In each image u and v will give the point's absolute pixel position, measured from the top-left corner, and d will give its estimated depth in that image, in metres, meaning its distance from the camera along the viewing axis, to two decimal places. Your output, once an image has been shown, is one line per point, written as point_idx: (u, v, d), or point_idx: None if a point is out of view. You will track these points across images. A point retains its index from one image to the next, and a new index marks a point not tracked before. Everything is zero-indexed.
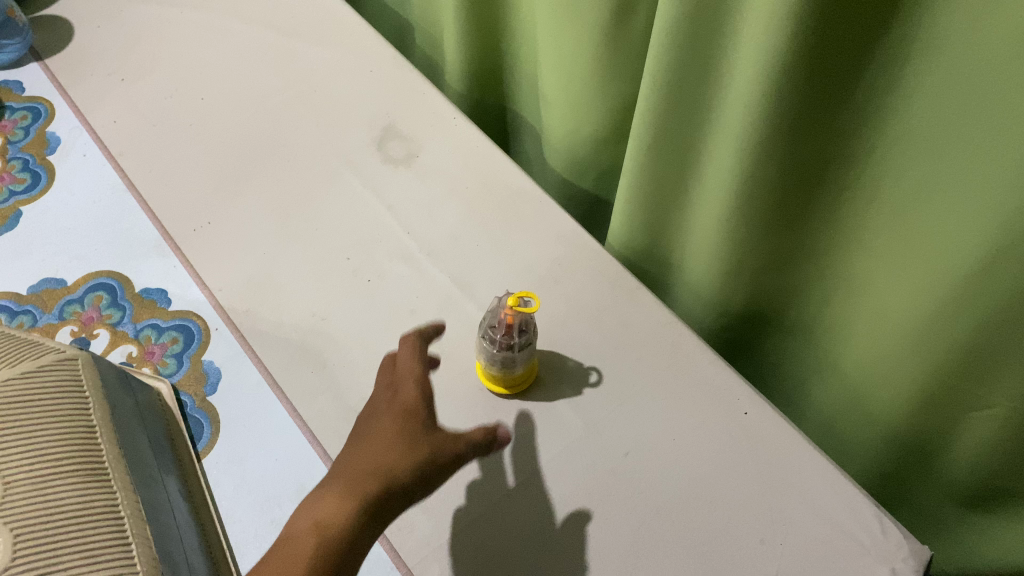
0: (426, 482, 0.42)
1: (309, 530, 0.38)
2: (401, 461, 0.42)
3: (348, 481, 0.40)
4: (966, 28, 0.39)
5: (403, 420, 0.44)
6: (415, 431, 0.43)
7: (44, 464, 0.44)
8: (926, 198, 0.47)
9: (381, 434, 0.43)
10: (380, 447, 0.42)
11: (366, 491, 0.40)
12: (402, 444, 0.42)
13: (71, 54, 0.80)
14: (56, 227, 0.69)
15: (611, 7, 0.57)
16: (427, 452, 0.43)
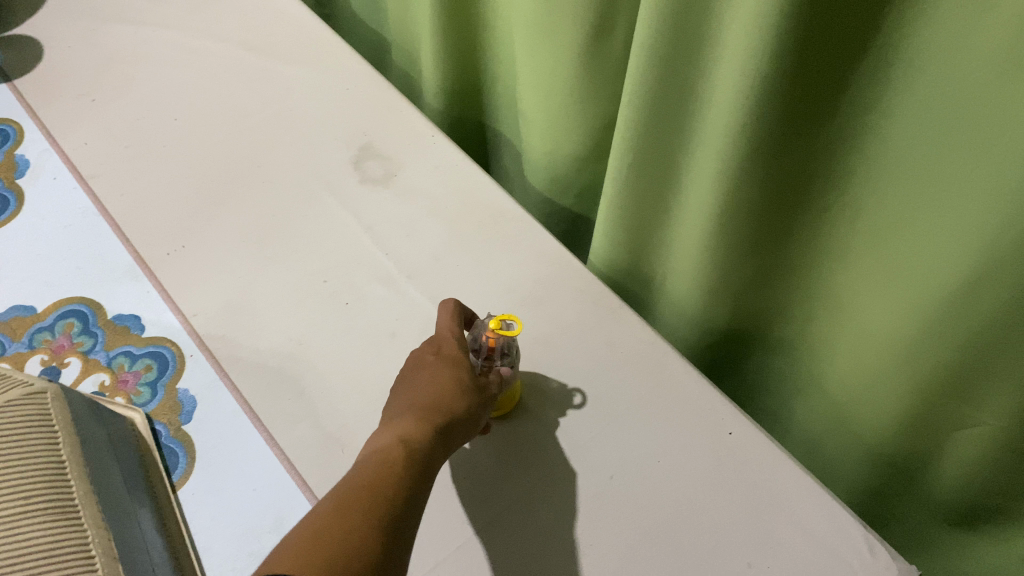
0: (476, 413, 0.48)
1: (398, 441, 0.43)
2: (460, 394, 0.47)
3: (420, 416, 0.45)
4: (948, 46, 0.39)
5: (456, 364, 0.49)
6: (467, 371, 0.49)
7: (9, 506, 0.42)
8: (909, 216, 0.46)
9: (439, 378, 0.48)
10: (442, 385, 0.47)
11: (436, 419, 0.45)
12: (459, 382, 0.48)
13: (40, 75, 0.79)
14: (26, 253, 0.68)
15: (590, 24, 0.56)
16: (478, 387, 0.49)
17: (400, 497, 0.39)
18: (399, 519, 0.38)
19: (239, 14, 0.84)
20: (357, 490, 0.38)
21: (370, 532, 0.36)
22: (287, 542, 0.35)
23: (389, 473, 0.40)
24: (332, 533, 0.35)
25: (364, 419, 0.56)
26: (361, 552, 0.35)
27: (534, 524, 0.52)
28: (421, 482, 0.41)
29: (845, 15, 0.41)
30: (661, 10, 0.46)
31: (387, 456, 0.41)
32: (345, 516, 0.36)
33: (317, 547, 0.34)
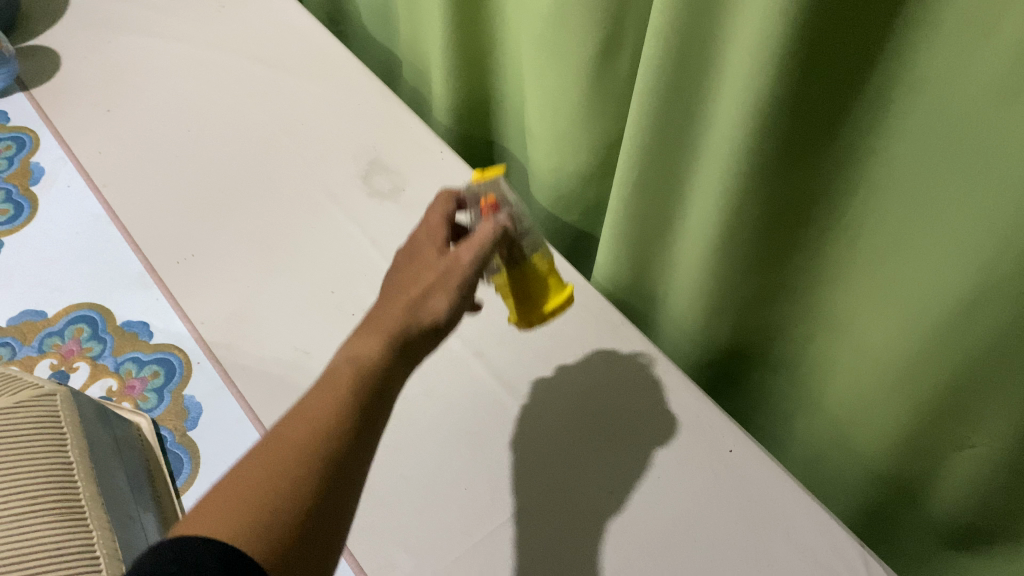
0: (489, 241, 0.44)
1: (368, 357, 0.37)
2: (427, 319, 0.40)
3: (386, 338, 0.38)
4: (947, 69, 0.39)
5: (438, 284, 0.42)
6: (483, 236, 0.44)
7: (15, 506, 0.42)
8: (909, 237, 0.47)
9: (412, 294, 0.41)
10: (412, 305, 0.40)
11: (404, 328, 0.39)
12: (437, 299, 0.41)
13: (57, 85, 0.80)
14: (37, 258, 0.69)
15: (598, 43, 0.58)
16: (483, 244, 0.44)
17: (374, 402, 0.36)
18: (345, 479, 0.33)
19: (252, 29, 0.86)
20: (340, 363, 0.37)
21: (302, 500, 0.32)
22: (248, 454, 0.33)
23: (362, 371, 0.36)
24: (275, 470, 0.32)
25: None
26: (316, 445, 0.33)
27: (533, 535, 0.53)
28: (391, 404, 0.37)
29: (847, 38, 0.43)
30: (668, 29, 0.47)
31: (365, 345, 0.38)
32: (314, 422, 0.34)
33: (285, 436, 0.33)
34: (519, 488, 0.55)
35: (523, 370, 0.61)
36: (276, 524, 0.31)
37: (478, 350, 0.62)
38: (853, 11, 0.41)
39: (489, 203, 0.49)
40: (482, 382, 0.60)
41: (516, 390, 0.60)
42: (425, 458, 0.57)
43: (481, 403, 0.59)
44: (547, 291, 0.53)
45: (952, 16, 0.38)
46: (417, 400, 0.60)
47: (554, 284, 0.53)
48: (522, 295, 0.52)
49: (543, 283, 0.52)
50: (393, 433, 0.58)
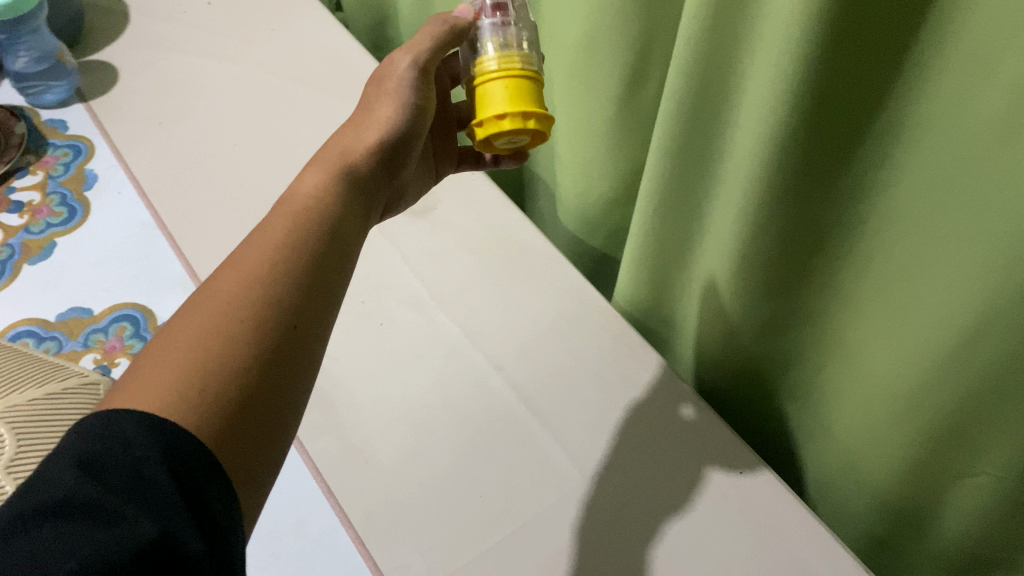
0: (409, 95, 0.51)
1: (306, 205, 0.43)
2: (368, 149, 0.48)
3: (329, 180, 0.45)
4: (951, 111, 0.42)
5: (378, 119, 0.50)
6: (400, 83, 0.51)
7: None
8: (914, 268, 0.49)
9: (357, 135, 0.49)
10: (357, 144, 0.48)
11: (347, 167, 0.47)
12: (372, 134, 0.49)
13: (113, 99, 0.85)
14: (87, 258, 0.72)
15: (625, 74, 0.60)
16: (405, 86, 0.51)
17: (305, 265, 0.41)
18: (283, 334, 0.38)
19: (298, 50, 0.90)
20: (271, 234, 0.41)
21: (242, 352, 0.36)
22: (175, 320, 0.38)
23: (296, 238, 0.41)
24: (203, 338, 0.36)
25: (387, 435, 0.60)
26: (242, 314, 0.37)
27: (543, 544, 0.55)
28: (335, 259, 0.42)
29: (857, 78, 0.45)
30: (690, 64, 0.49)
31: (311, 200, 0.44)
32: (242, 287, 0.38)
33: (215, 300, 0.38)
34: (532, 498, 0.57)
35: (540, 384, 0.63)
36: (222, 379, 0.35)
37: (498, 363, 0.64)
38: (863, 51, 0.44)
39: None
40: (500, 394, 0.63)
41: (533, 403, 0.62)
42: (441, 466, 0.58)
43: (499, 414, 0.61)
44: (520, 93, 0.46)
45: (957, 57, 0.40)
46: (439, 409, 0.62)
47: (523, 91, 0.47)
48: (491, 86, 0.47)
49: (508, 96, 0.46)
50: (410, 437, 0.60)
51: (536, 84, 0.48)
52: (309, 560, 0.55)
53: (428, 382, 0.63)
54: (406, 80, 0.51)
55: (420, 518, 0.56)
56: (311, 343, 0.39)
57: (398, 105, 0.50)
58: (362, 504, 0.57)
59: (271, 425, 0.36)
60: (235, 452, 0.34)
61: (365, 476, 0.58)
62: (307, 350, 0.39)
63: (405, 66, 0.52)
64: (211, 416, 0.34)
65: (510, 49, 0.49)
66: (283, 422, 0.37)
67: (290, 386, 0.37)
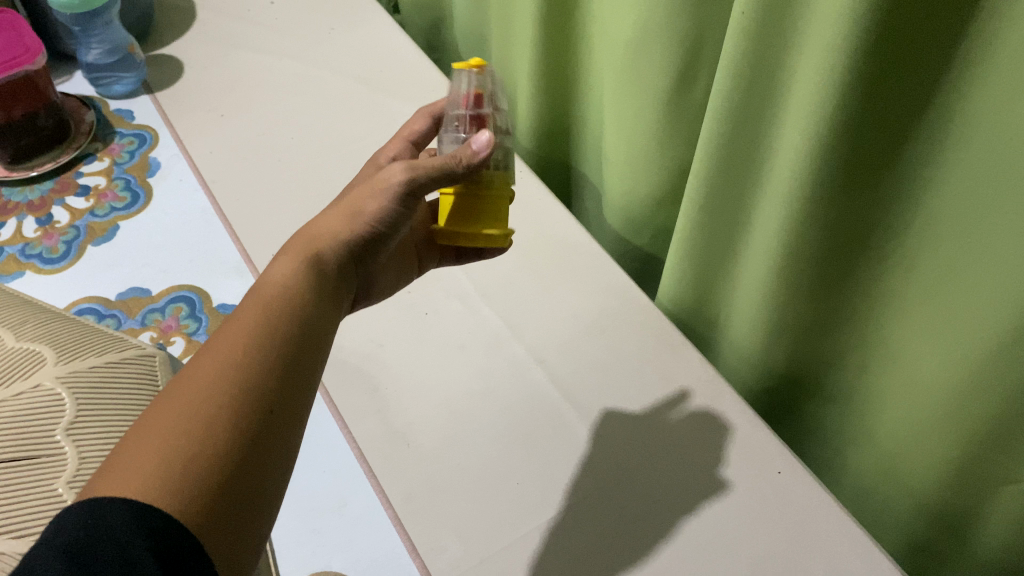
0: (396, 197, 0.46)
1: (277, 297, 0.41)
2: (340, 240, 0.45)
3: (300, 270, 0.43)
4: (999, 109, 0.42)
5: (355, 217, 0.46)
6: (386, 183, 0.46)
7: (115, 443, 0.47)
8: (960, 270, 0.49)
9: (326, 223, 0.46)
10: (331, 233, 0.45)
11: (319, 259, 0.44)
12: (345, 231, 0.45)
13: (178, 91, 0.88)
14: (147, 242, 0.75)
15: (674, 73, 0.61)
16: (391, 189, 0.46)
17: (279, 353, 0.38)
18: (260, 422, 0.36)
19: (357, 50, 0.93)
20: (241, 323, 0.39)
21: (218, 446, 0.34)
22: (147, 411, 0.35)
23: (269, 328, 0.39)
24: (176, 428, 0.34)
25: (428, 419, 0.61)
26: (217, 403, 0.35)
27: (577, 533, 0.55)
28: (309, 346, 0.40)
29: (905, 76, 0.45)
30: (738, 63, 0.50)
31: (282, 293, 0.41)
32: (213, 378, 0.36)
33: (187, 391, 0.35)
34: (569, 487, 0.57)
35: (581, 378, 0.64)
36: (202, 466, 0.33)
37: (540, 355, 0.65)
38: (912, 49, 0.44)
39: (473, 98, 0.54)
40: (541, 386, 0.63)
41: (573, 395, 0.63)
42: (480, 452, 0.59)
43: (539, 405, 0.62)
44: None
45: (1007, 53, 0.40)
46: (480, 397, 0.63)
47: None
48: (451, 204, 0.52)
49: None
50: (451, 424, 0.61)
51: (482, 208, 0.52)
52: (347, 539, 0.56)
53: (471, 372, 0.64)
54: (393, 183, 0.46)
55: (457, 502, 0.57)
56: (288, 430, 0.37)
57: (382, 205, 0.46)
58: (401, 485, 0.58)
59: (252, 514, 0.34)
60: (219, 545, 0.32)
61: (406, 459, 0.59)
62: (284, 435, 0.37)
63: (393, 170, 0.47)
64: (191, 506, 0.32)
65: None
66: (261, 514, 0.35)
67: (269, 473, 0.35)
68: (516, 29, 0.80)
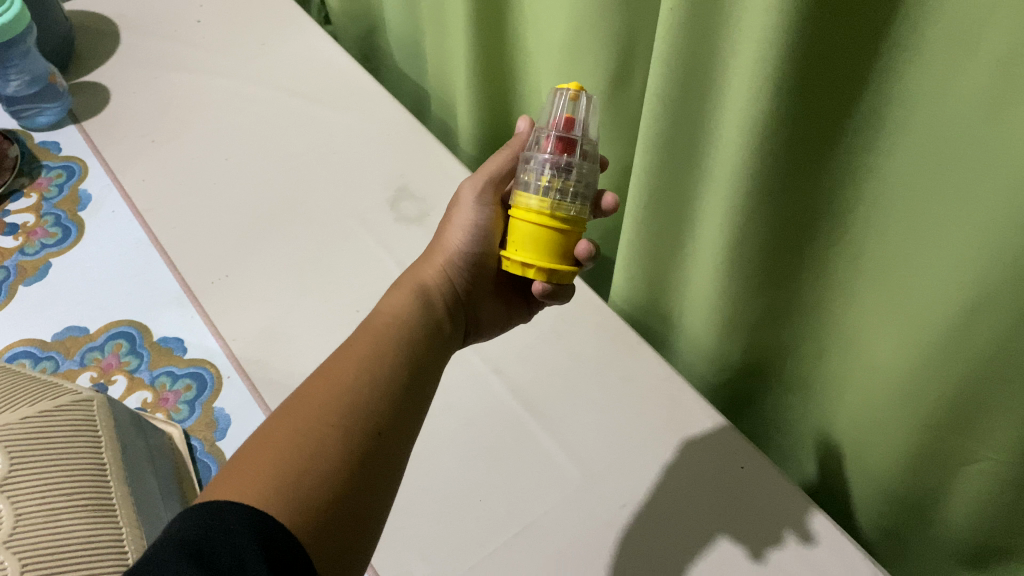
0: (479, 214, 0.52)
1: (386, 326, 0.45)
2: (439, 273, 0.51)
3: (407, 300, 0.48)
4: (932, 94, 0.41)
5: (447, 242, 0.52)
6: (467, 202, 0.52)
7: (50, 473, 0.46)
8: (904, 257, 0.49)
9: (428, 261, 0.52)
10: (432, 267, 0.51)
11: (424, 288, 0.49)
12: (440, 258, 0.51)
13: (106, 118, 0.85)
14: (82, 278, 0.73)
15: (610, 71, 0.60)
16: (474, 206, 0.52)
17: (390, 378, 0.41)
18: (369, 443, 0.38)
19: (290, 63, 0.90)
20: (354, 350, 0.42)
21: (330, 458, 0.36)
22: (267, 425, 0.38)
23: (378, 355, 0.42)
24: (294, 442, 0.36)
25: None
26: (333, 419, 0.38)
27: (546, 545, 0.53)
28: (414, 374, 0.43)
29: (836, 66, 0.45)
30: (672, 61, 0.49)
31: (390, 322, 0.45)
32: (330, 399, 0.39)
33: (304, 408, 0.38)
34: (534, 498, 0.56)
35: (539, 385, 0.63)
36: (312, 482, 0.35)
37: (497, 366, 0.64)
38: (843, 38, 0.43)
39: (564, 124, 0.50)
40: (500, 397, 0.62)
41: (533, 404, 0.61)
42: (442, 470, 0.58)
43: (499, 417, 0.61)
44: (539, 244, 0.45)
45: (935, 37, 0.40)
46: (438, 413, 0.61)
47: (544, 243, 0.45)
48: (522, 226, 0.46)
49: (530, 243, 0.46)
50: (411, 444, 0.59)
51: (564, 236, 0.46)
52: None
53: None
54: (474, 202, 0.52)
55: (423, 524, 0.55)
56: (394, 453, 0.39)
57: (467, 224, 0.52)
58: None
59: (359, 527, 0.35)
60: (324, 550, 0.33)
61: None
62: (388, 456, 0.38)
63: (471, 189, 0.53)
64: (303, 509, 0.33)
65: (550, 193, 0.46)
66: (368, 530, 0.36)
67: (374, 491, 0.37)
68: (449, 35, 0.79)
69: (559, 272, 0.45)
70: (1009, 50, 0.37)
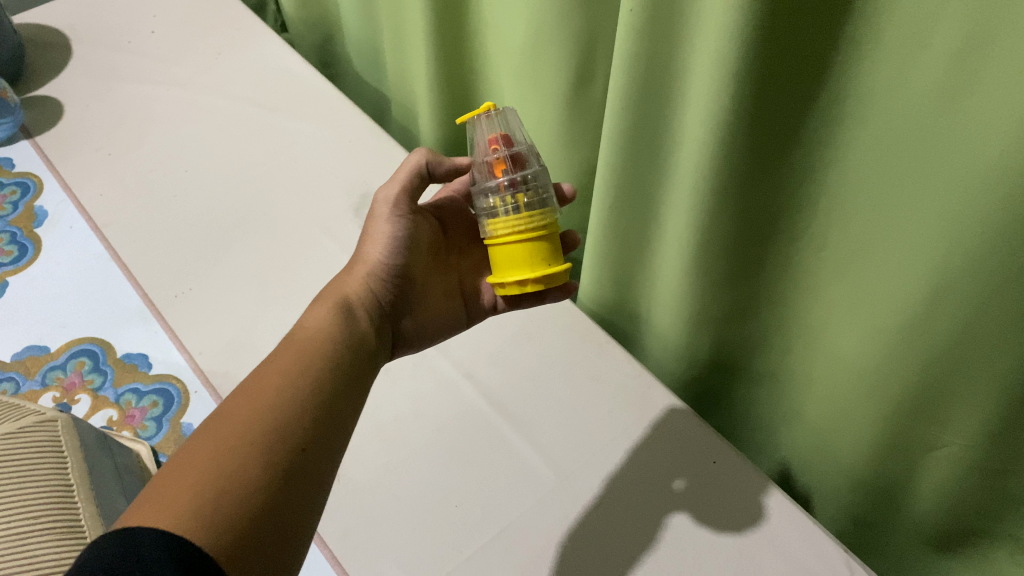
0: (396, 225, 0.53)
1: (309, 342, 0.44)
2: (363, 286, 0.50)
3: (330, 313, 0.47)
4: (889, 88, 0.42)
5: (367, 255, 0.52)
6: (384, 214, 0.53)
7: (23, 480, 0.46)
8: (865, 249, 0.50)
9: (350, 274, 0.51)
10: (355, 280, 0.50)
11: (348, 303, 0.48)
12: (363, 270, 0.51)
13: (60, 132, 0.84)
14: (40, 296, 0.71)
15: (572, 72, 0.60)
16: (390, 218, 0.53)
17: (315, 392, 0.41)
18: (292, 460, 0.38)
19: (247, 72, 0.90)
20: (277, 366, 0.42)
21: (251, 477, 0.36)
22: (189, 445, 0.37)
23: (303, 369, 0.42)
24: (214, 462, 0.36)
25: (359, 450, 0.59)
26: (253, 437, 0.37)
27: (522, 548, 0.53)
28: (339, 386, 0.43)
29: (795, 64, 0.45)
30: (634, 61, 0.50)
31: (313, 337, 0.45)
32: (251, 416, 0.38)
33: (226, 427, 0.38)
34: (508, 502, 0.56)
35: (511, 388, 0.63)
36: (233, 501, 0.35)
37: (467, 370, 0.64)
38: (803, 36, 0.44)
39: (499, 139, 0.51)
40: (472, 401, 0.62)
41: (505, 407, 0.61)
42: (415, 478, 0.57)
43: (471, 421, 0.61)
44: (533, 256, 0.45)
45: (890, 31, 0.40)
46: (410, 420, 0.61)
47: (533, 250, 0.45)
48: (506, 245, 0.46)
49: (520, 257, 0.45)
50: (383, 452, 0.59)
51: (552, 238, 0.46)
52: None
53: (399, 396, 0.63)
54: (389, 213, 0.53)
55: (397, 532, 0.55)
56: (322, 469, 0.39)
57: (387, 235, 0.52)
58: (337, 523, 0.55)
59: (283, 546, 0.35)
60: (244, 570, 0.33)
61: (339, 493, 0.57)
62: (315, 471, 0.38)
63: (385, 201, 0.54)
64: (222, 530, 0.33)
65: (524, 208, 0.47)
66: (292, 547, 0.36)
67: (299, 508, 0.37)
68: (408, 40, 0.79)
69: (564, 269, 0.46)
70: (962, 42, 0.37)
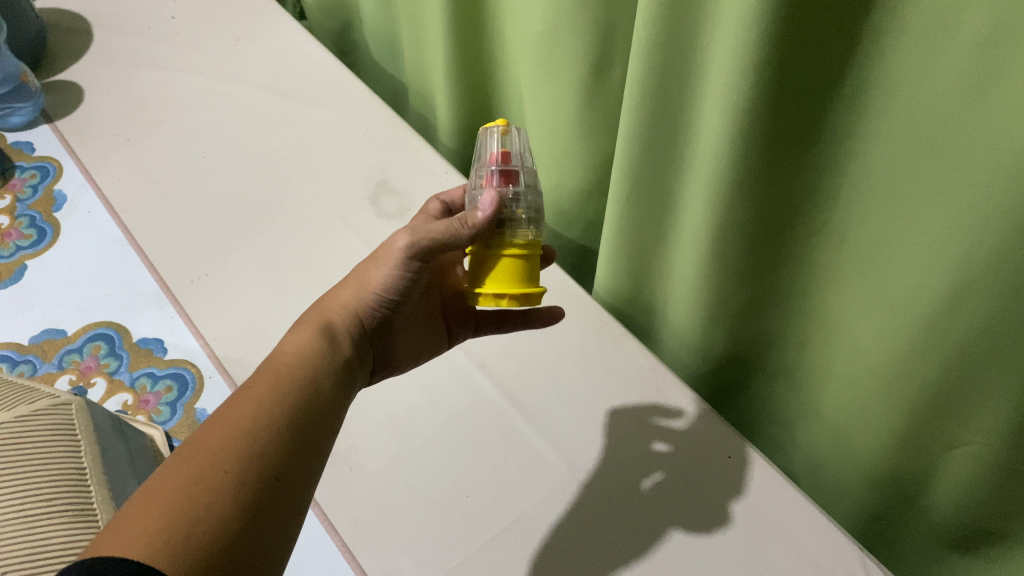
0: (404, 269, 0.48)
1: (288, 369, 0.43)
2: (351, 314, 0.49)
3: (312, 339, 0.46)
4: (913, 82, 0.41)
5: (364, 283, 0.49)
6: (393, 255, 0.48)
7: (36, 452, 0.47)
8: (886, 245, 0.49)
9: (339, 295, 0.49)
10: (343, 304, 0.49)
11: (332, 329, 0.47)
12: (354, 296, 0.49)
13: (79, 118, 0.84)
14: (58, 280, 0.72)
15: (591, 60, 0.60)
16: (399, 262, 0.48)
17: (291, 418, 0.41)
18: (265, 489, 0.38)
19: (265, 59, 0.90)
20: (253, 392, 0.41)
21: (226, 504, 0.36)
22: (160, 470, 0.37)
23: (280, 394, 0.42)
24: (184, 491, 0.35)
25: (370, 439, 0.59)
26: (227, 465, 0.37)
27: (533, 539, 0.53)
28: (316, 411, 0.42)
29: (817, 54, 0.45)
30: (654, 49, 0.49)
31: (294, 363, 0.44)
32: (226, 443, 0.38)
33: (198, 455, 0.37)
34: (520, 494, 0.55)
35: (524, 380, 0.62)
36: (202, 528, 0.34)
37: (481, 361, 0.64)
38: (826, 24, 0.43)
39: (500, 156, 0.51)
40: (485, 393, 0.62)
41: (518, 398, 0.61)
42: (426, 467, 0.57)
43: (483, 411, 0.60)
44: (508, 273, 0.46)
45: (916, 22, 0.39)
46: (422, 409, 0.61)
47: (512, 271, 0.46)
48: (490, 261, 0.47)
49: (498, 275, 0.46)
50: (395, 441, 0.59)
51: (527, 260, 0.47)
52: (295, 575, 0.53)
53: (412, 385, 0.62)
54: (399, 257, 0.48)
55: (407, 521, 0.54)
56: (295, 497, 0.39)
57: (389, 276, 0.48)
58: (348, 511, 0.55)
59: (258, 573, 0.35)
60: None
61: (350, 481, 0.57)
62: (288, 502, 0.38)
63: (400, 247, 0.47)
64: (192, 555, 0.33)
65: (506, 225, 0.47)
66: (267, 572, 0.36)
67: (272, 537, 0.37)
68: (426, 27, 0.78)
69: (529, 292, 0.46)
70: (988, 31, 0.36)
